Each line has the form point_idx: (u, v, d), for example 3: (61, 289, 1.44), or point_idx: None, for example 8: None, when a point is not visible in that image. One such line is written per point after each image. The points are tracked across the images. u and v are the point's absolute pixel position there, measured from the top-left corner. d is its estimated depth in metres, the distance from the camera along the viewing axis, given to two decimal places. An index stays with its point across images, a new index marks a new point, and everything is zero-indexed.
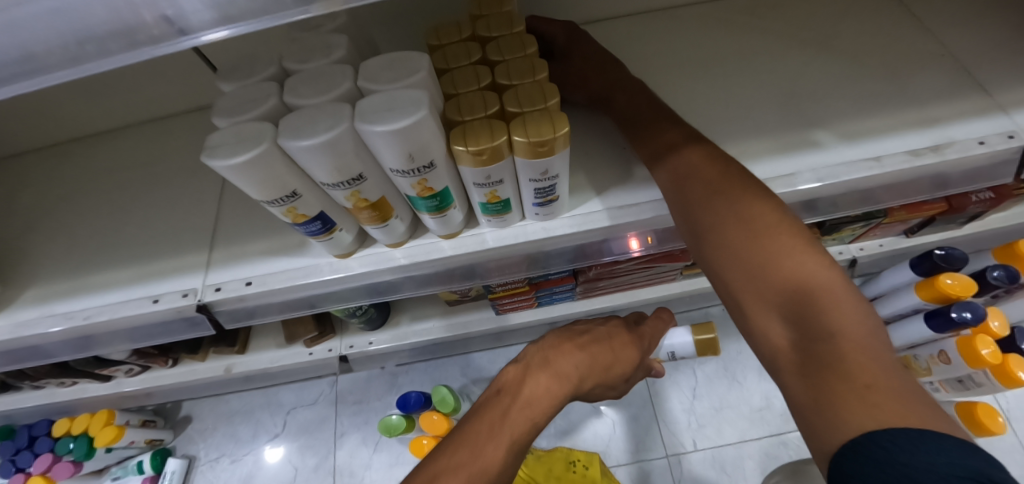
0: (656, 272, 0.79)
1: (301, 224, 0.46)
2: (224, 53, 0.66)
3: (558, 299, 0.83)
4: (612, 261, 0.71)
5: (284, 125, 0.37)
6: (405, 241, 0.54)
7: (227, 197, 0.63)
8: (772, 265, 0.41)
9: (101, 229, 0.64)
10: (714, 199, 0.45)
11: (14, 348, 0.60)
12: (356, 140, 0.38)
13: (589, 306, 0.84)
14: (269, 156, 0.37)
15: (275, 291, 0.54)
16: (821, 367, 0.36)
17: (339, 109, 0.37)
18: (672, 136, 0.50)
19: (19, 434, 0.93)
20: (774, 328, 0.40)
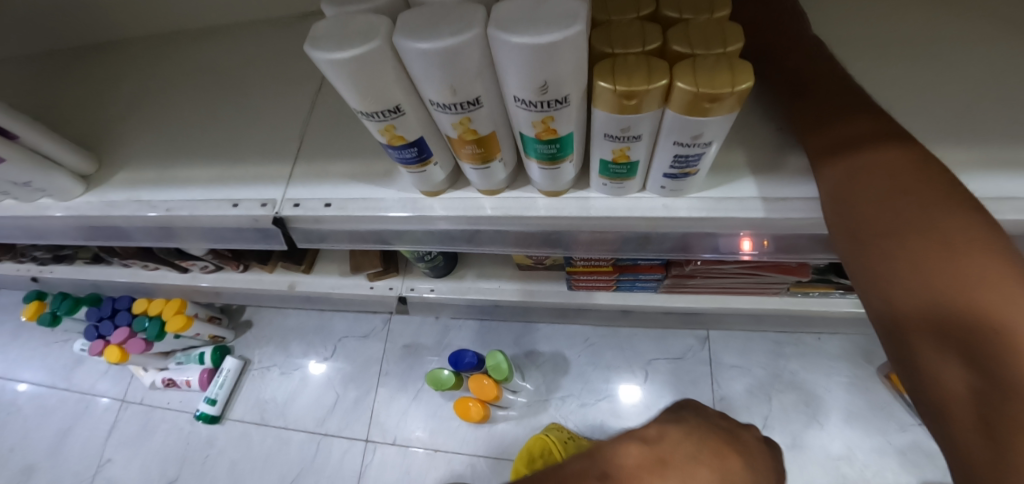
0: (760, 281, 0.68)
1: (395, 148, 0.40)
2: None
3: (638, 288, 0.74)
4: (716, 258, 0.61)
5: (402, 21, 0.30)
6: (501, 191, 0.47)
7: (319, 111, 0.58)
8: (924, 275, 0.32)
9: (194, 123, 0.62)
10: (891, 201, 0.34)
11: (102, 224, 0.62)
12: (483, 53, 0.31)
13: (669, 302, 0.75)
14: (379, 58, 0.31)
15: (352, 219, 0.50)
16: (1004, 429, 0.30)
17: (470, 12, 0.30)
18: (868, 124, 0.38)
19: (104, 304, 1.00)
20: (950, 374, 0.32)
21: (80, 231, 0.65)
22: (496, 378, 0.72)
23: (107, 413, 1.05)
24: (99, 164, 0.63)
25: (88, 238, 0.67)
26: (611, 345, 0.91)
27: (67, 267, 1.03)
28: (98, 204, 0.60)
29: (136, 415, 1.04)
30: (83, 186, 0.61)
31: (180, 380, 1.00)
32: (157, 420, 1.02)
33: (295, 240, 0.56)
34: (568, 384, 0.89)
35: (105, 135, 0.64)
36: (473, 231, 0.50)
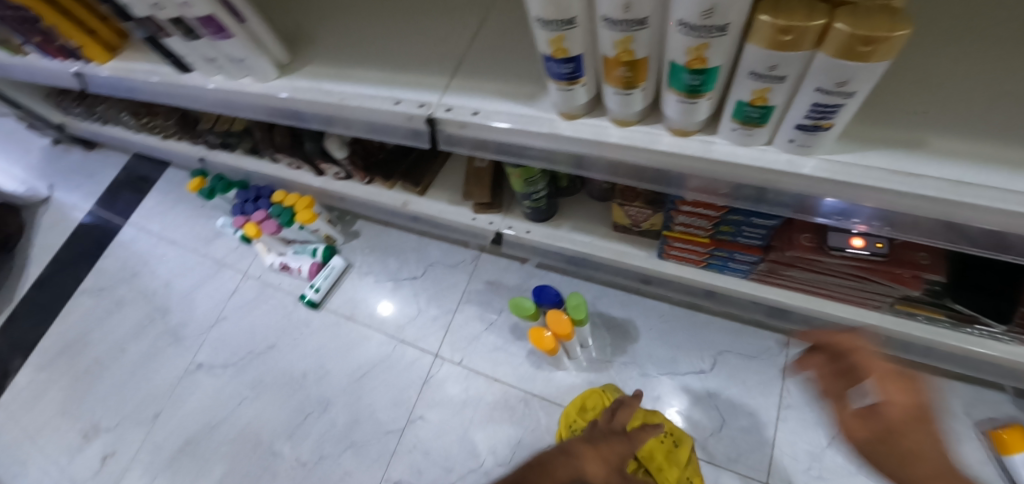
0: (861, 287, 0.66)
1: (556, 61, 0.46)
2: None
3: (728, 270, 0.75)
4: (819, 248, 0.61)
5: None
6: (631, 124, 0.52)
7: (479, 37, 0.65)
8: None
9: (371, 35, 0.72)
10: None
11: (286, 106, 0.76)
12: None
13: (756, 292, 0.75)
14: None
15: (494, 129, 0.58)
16: None
17: None
18: None
19: (251, 189, 1.19)
20: None
21: (266, 111, 0.80)
22: (573, 317, 0.76)
23: (233, 280, 1.25)
24: (292, 59, 0.76)
25: (269, 117, 0.81)
26: (684, 329, 0.92)
27: (231, 153, 1.24)
28: (286, 88, 0.73)
29: (252, 287, 1.22)
30: (279, 73, 0.75)
31: (294, 266, 1.16)
32: (269, 295, 1.19)
33: (437, 142, 0.65)
34: (632, 352, 0.92)
35: (299, 34, 0.77)
36: (596, 157, 0.56)
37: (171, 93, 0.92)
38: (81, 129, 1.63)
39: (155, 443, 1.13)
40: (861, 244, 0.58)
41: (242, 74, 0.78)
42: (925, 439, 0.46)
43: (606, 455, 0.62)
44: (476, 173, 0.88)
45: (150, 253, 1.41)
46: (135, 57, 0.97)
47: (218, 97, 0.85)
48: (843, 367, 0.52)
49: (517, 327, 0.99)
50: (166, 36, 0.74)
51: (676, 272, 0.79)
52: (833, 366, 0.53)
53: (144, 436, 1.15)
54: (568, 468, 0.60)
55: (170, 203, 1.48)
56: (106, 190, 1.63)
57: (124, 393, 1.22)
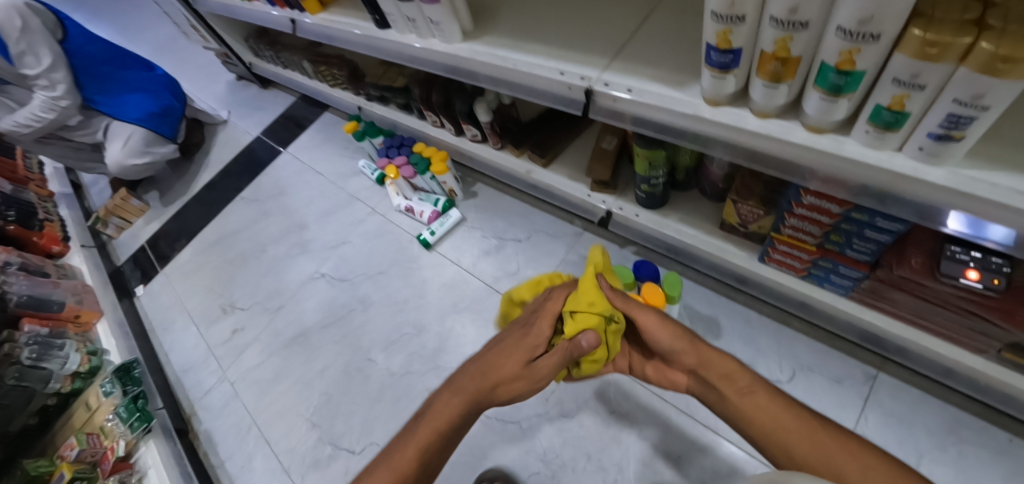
0: (968, 325, 0.67)
1: (716, 51, 0.56)
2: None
3: (830, 286, 0.78)
4: (930, 273, 0.64)
5: None
6: (769, 117, 0.59)
7: (641, 30, 0.75)
8: None
9: (543, 18, 0.85)
10: None
11: (462, 66, 0.91)
12: None
13: (854, 312, 0.77)
14: None
15: (644, 105, 0.67)
16: None
17: None
18: None
19: (396, 138, 1.39)
20: None
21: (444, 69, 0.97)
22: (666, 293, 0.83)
23: (362, 212, 1.46)
24: (472, 29, 0.91)
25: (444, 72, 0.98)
26: (767, 337, 0.95)
27: (385, 106, 1.45)
28: (467, 50, 0.88)
29: (376, 222, 1.42)
30: (461, 38, 0.90)
31: (417, 210, 1.34)
32: (390, 230, 1.38)
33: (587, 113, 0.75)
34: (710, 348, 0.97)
35: (483, 10, 0.92)
36: (729, 142, 0.65)
37: (363, 43, 1.13)
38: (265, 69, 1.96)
39: (275, 329, 1.34)
40: (976, 277, 0.60)
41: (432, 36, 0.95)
42: (675, 339, 0.67)
43: (521, 381, 0.65)
44: (601, 153, 0.98)
45: (298, 177, 1.67)
46: (341, 12, 1.19)
47: (404, 52, 1.04)
48: (674, 335, 0.67)
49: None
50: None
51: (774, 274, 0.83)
52: (666, 329, 0.68)
53: (268, 321, 1.37)
54: (509, 369, 0.65)
55: (322, 141, 1.74)
56: (272, 122, 1.94)
57: (258, 284, 1.46)
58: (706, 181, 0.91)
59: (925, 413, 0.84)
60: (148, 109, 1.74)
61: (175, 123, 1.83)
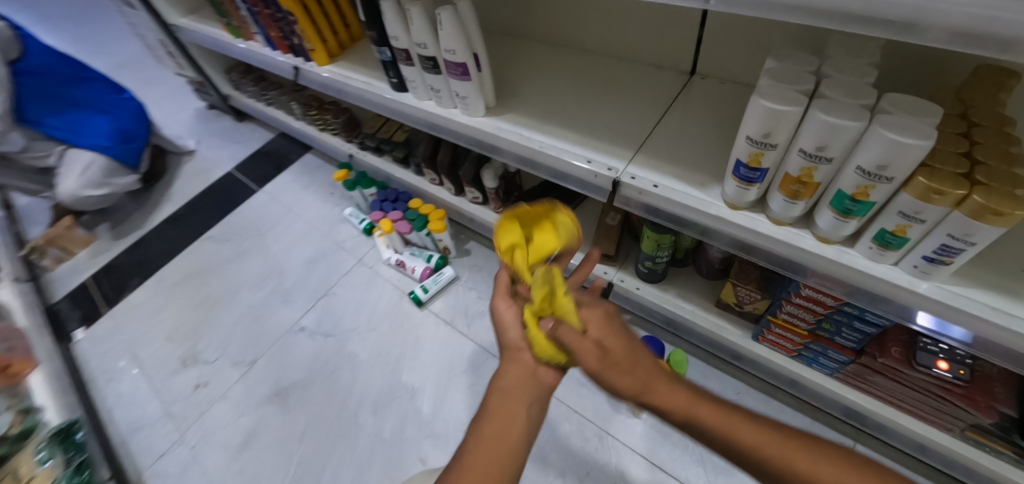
0: (939, 408, 0.75)
1: (746, 168, 0.63)
2: (718, 59, 0.85)
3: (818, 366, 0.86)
4: (907, 360, 0.74)
5: (817, 103, 0.54)
6: (783, 224, 0.68)
7: (660, 128, 0.82)
8: None
9: (564, 105, 0.91)
10: None
11: (484, 140, 0.95)
12: (856, 135, 0.53)
13: (840, 392, 0.84)
14: (793, 115, 0.55)
15: (669, 201, 0.74)
16: None
17: (862, 113, 0.52)
18: None
19: (391, 192, 1.38)
20: None
21: (465, 140, 1.01)
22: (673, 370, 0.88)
23: (349, 263, 1.43)
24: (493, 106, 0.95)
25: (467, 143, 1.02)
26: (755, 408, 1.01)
27: (379, 158, 1.45)
28: (490, 125, 0.92)
29: (364, 274, 1.39)
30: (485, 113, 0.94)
31: (408, 265, 1.33)
32: (379, 284, 1.36)
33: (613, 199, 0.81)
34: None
35: (505, 89, 0.97)
36: (745, 241, 0.72)
37: (374, 101, 1.14)
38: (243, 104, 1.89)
39: (248, 385, 1.25)
40: (945, 366, 0.71)
41: (453, 107, 0.98)
42: (634, 361, 0.55)
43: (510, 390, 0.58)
44: (607, 229, 1.04)
45: (276, 219, 1.61)
46: (350, 67, 1.20)
47: (419, 116, 1.06)
48: (629, 347, 0.56)
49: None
50: (409, 65, 0.95)
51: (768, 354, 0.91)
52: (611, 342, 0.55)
53: (239, 377, 1.28)
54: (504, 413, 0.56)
55: (303, 184, 1.69)
56: (247, 158, 1.87)
57: (228, 335, 1.37)
58: (703, 262, 0.98)
59: None
60: (107, 131, 1.61)
61: (138, 150, 1.69)
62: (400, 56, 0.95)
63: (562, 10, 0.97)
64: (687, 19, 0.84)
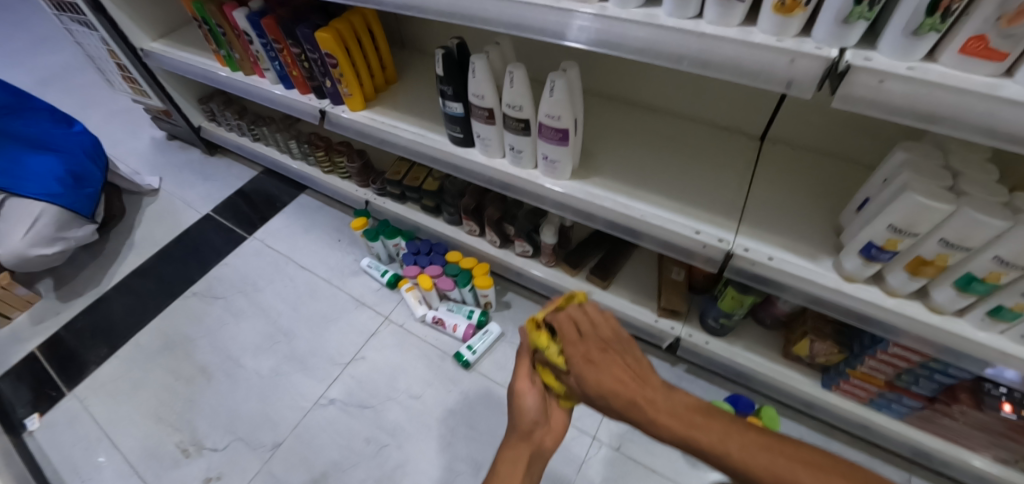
0: (1004, 446, 0.86)
1: (878, 249, 0.69)
2: (792, 127, 0.91)
3: (888, 410, 0.97)
4: (979, 408, 0.83)
5: (967, 201, 0.59)
6: (896, 295, 0.74)
7: (752, 197, 0.87)
8: None
9: (651, 168, 0.92)
10: None
11: (566, 204, 0.92)
12: (1003, 232, 0.59)
13: (906, 433, 0.96)
14: (944, 211, 0.60)
15: (785, 273, 0.78)
16: None
17: (1009, 213, 0.58)
18: None
19: (420, 243, 1.30)
20: None
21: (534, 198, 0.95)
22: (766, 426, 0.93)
23: (373, 321, 1.31)
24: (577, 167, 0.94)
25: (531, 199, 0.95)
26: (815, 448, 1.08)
27: (402, 204, 1.35)
28: (578, 190, 0.89)
29: (394, 334, 1.28)
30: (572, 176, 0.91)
31: (448, 322, 1.25)
32: (414, 344, 1.26)
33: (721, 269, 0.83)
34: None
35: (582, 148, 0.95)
36: (854, 311, 0.77)
37: (423, 153, 1.04)
38: (222, 138, 1.73)
39: (270, 474, 1.08)
40: (1010, 409, 0.78)
41: (532, 167, 0.92)
42: (627, 381, 0.65)
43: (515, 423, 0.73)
44: (673, 283, 1.09)
45: (275, 269, 1.44)
46: (389, 113, 1.09)
47: (481, 173, 0.99)
48: (619, 366, 0.66)
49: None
50: (488, 124, 0.88)
51: (839, 402, 1.01)
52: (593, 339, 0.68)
53: (257, 464, 1.10)
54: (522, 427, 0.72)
55: (302, 229, 1.54)
56: (228, 200, 1.68)
57: (234, 412, 1.18)
58: (770, 315, 1.07)
59: None
60: (57, 174, 1.36)
61: (93, 196, 1.47)
62: (480, 112, 0.87)
63: (637, 70, 0.98)
64: (770, 95, 0.89)
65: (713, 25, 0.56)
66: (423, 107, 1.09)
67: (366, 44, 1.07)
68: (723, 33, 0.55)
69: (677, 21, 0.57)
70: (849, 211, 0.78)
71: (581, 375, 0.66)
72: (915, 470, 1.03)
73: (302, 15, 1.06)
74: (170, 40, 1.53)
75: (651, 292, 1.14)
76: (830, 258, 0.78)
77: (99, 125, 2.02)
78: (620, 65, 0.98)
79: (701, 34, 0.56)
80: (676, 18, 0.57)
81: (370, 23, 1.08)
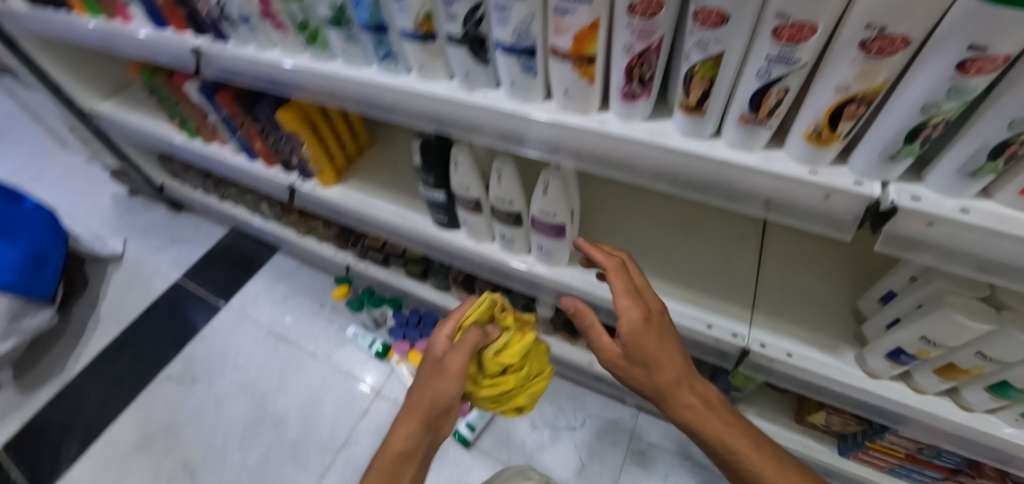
0: None
1: (906, 354, 0.64)
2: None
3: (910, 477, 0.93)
4: None
5: (1014, 319, 0.53)
6: (925, 392, 0.69)
7: (764, 278, 0.82)
8: None
9: (656, 247, 0.85)
10: None
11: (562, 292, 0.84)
12: None
13: None
14: (982, 329, 0.55)
15: (806, 371, 0.72)
16: None
17: None
18: None
19: (411, 313, 1.22)
20: None
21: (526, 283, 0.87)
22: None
23: (365, 398, 1.23)
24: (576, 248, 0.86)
25: (524, 287, 0.88)
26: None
27: (387, 269, 1.26)
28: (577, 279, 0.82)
29: (388, 412, 1.21)
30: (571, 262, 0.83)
31: None
32: None
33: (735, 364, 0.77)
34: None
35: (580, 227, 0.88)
36: (881, 407, 0.72)
37: (405, 235, 0.95)
38: (189, 196, 1.62)
39: None
40: None
41: (526, 252, 0.84)
42: (662, 350, 0.63)
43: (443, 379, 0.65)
44: None
45: (258, 346, 1.37)
46: (365, 190, 1.00)
47: (470, 256, 0.90)
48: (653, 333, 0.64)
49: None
50: (475, 213, 0.80)
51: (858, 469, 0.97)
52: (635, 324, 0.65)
53: None
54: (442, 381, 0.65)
55: (283, 297, 1.47)
56: (201, 265, 1.60)
57: None
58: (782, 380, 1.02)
59: None
60: (13, 260, 1.26)
61: (55, 277, 1.36)
62: (467, 203, 0.79)
63: None
64: None
65: (732, 148, 0.48)
66: (401, 179, 1.00)
67: (335, 117, 0.97)
68: (744, 161, 0.47)
69: (692, 142, 0.49)
70: (870, 299, 0.72)
71: (633, 336, 0.63)
72: None
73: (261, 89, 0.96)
74: (121, 100, 1.41)
75: None
76: (853, 350, 0.73)
77: (58, 184, 1.90)
78: None
79: (718, 161, 0.48)
80: (689, 139, 0.49)
81: None
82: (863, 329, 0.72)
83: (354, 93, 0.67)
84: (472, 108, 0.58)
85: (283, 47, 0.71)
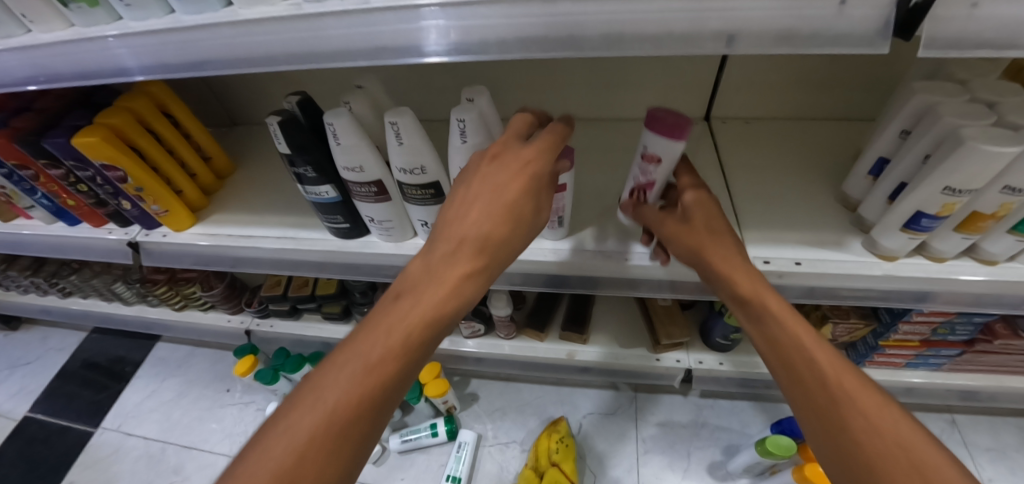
0: None
1: (931, 218, 0.54)
2: (741, 101, 0.80)
3: (925, 366, 0.87)
4: (1016, 334, 0.76)
5: (979, 133, 0.47)
6: (942, 260, 0.61)
7: (736, 191, 0.72)
8: None
9: (612, 191, 0.73)
10: None
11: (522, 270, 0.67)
12: (1014, 163, 0.48)
13: (950, 380, 0.88)
14: (966, 152, 0.47)
15: (821, 275, 0.62)
16: None
17: None
18: None
19: None
20: None
21: None
22: None
23: None
24: None
25: None
26: None
27: (299, 321, 1.03)
28: (531, 249, 0.66)
29: None
30: None
31: (426, 457, 0.97)
32: None
33: None
34: None
35: None
36: (888, 283, 0.62)
37: (305, 262, 0.73)
38: (21, 306, 1.26)
39: None
40: None
41: None
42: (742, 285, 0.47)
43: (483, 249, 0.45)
44: (665, 311, 0.90)
45: (151, 470, 1.04)
46: (237, 219, 0.77)
47: (393, 265, 0.70)
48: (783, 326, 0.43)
49: (715, 466, 0.92)
50: (382, 201, 0.60)
51: (879, 376, 0.88)
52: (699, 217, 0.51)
53: None
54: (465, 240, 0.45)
55: (176, 395, 1.16)
56: (54, 388, 1.22)
57: None
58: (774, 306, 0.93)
59: (1005, 433, 0.96)
60: None
61: None
62: (364, 191, 0.59)
63: (549, 80, 0.80)
64: (707, 66, 0.76)
65: None
66: (284, 197, 0.79)
67: (167, 134, 0.73)
68: None
69: None
70: (857, 178, 0.65)
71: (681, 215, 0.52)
72: (964, 404, 0.95)
73: (53, 120, 0.71)
74: None
75: (638, 326, 0.94)
76: (859, 238, 0.64)
77: None
78: (532, 80, 0.80)
79: None
80: None
81: (164, 103, 0.74)
82: (861, 213, 0.64)
83: (160, 57, 0.47)
84: (343, 20, 0.40)
85: (36, 23, 0.50)
